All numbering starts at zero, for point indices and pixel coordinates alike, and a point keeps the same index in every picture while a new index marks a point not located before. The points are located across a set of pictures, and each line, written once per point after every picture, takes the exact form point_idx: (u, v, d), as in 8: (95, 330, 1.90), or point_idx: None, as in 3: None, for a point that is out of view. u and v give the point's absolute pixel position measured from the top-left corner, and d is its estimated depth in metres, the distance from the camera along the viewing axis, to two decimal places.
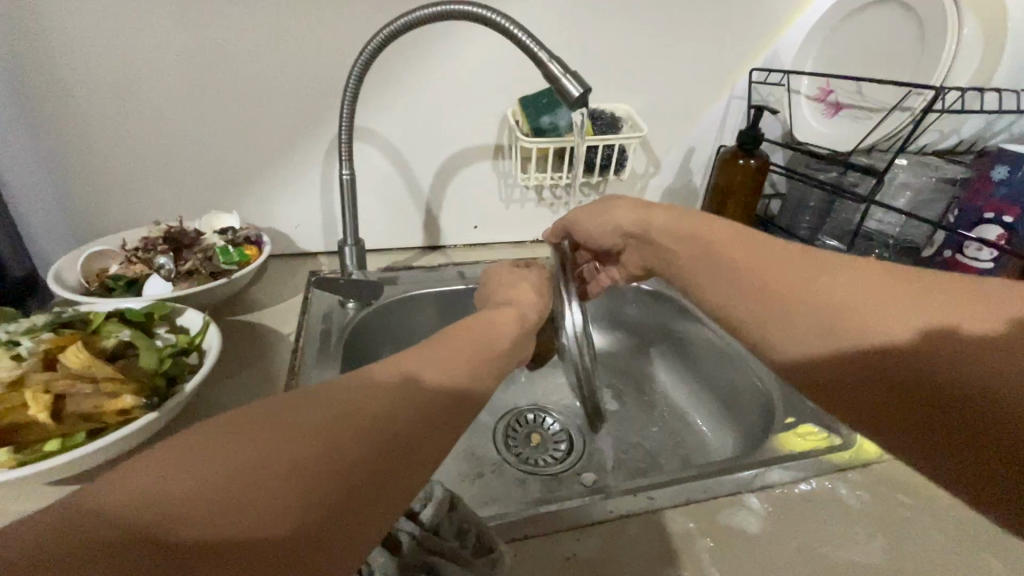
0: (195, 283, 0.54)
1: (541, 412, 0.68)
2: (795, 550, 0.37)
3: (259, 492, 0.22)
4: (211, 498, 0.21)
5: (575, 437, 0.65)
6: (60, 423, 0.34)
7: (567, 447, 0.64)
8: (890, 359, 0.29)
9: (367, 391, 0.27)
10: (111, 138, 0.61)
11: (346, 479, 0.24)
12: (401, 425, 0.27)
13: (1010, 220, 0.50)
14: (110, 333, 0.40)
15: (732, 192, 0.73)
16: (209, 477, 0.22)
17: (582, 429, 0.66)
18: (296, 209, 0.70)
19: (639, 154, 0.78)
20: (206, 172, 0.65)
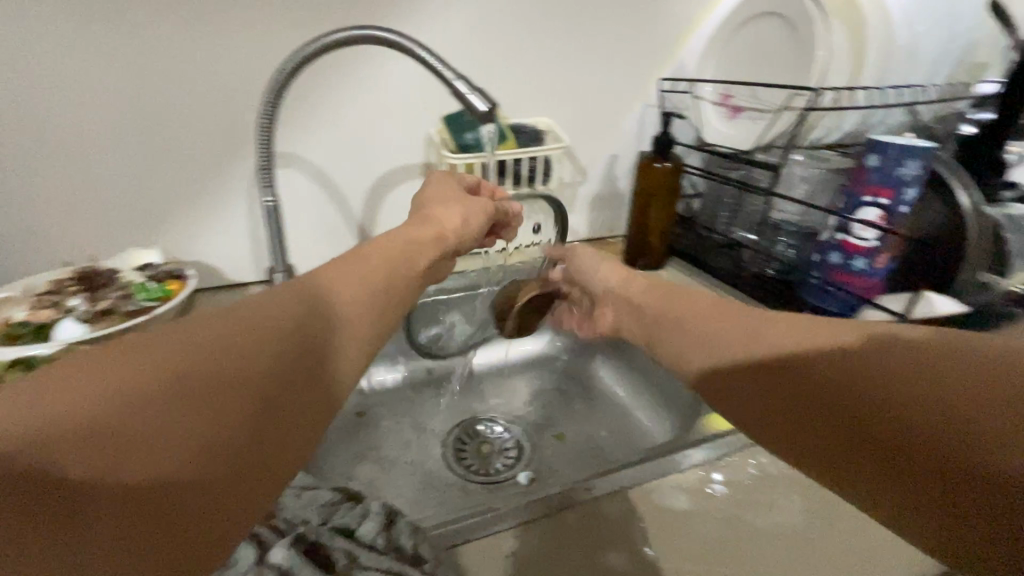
0: (111, 322, 0.51)
1: (490, 421, 0.69)
2: (722, 521, 0.40)
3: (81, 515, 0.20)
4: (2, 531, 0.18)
5: (523, 442, 0.67)
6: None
7: (515, 453, 0.65)
8: (852, 393, 0.27)
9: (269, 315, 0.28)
10: (10, 177, 0.57)
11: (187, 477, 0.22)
12: (282, 377, 0.27)
13: (886, 201, 0.56)
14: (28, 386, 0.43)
15: (654, 194, 0.78)
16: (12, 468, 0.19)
17: (529, 433, 0.68)
18: (225, 240, 0.68)
19: (566, 165, 0.81)
20: (124, 207, 0.63)
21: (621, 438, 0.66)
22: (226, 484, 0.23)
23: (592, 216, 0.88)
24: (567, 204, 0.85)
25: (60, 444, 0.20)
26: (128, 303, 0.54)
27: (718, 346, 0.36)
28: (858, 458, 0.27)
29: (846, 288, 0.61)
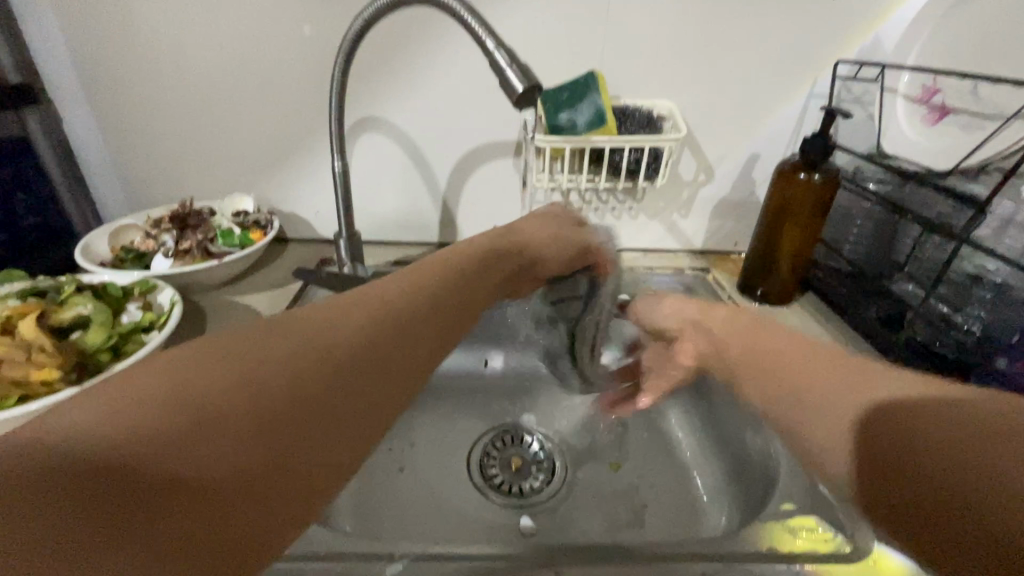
0: (190, 262, 0.57)
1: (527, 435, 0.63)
2: None
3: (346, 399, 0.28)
4: (216, 465, 0.22)
5: (557, 465, 0.59)
6: (60, 311, 0.42)
7: (546, 477, 0.58)
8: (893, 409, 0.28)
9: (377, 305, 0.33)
10: (168, 143, 0.69)
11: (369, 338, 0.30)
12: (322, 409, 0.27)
13: None
14: (73, 305, 0.43)
15: (789, 211, 0.61)
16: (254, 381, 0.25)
17: (565, 457, 0.60)
18: (315, 195, 0.72)
19: (687, 157, 0.69)
20: (239, 157, 0.70)
21: (670, 508, 0.53)
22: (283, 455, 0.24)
23: (712, 223, 0.74)
24: (683, 207, 0.73)
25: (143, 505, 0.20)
26: (211, 246, 0.59)
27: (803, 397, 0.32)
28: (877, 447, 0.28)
29: None
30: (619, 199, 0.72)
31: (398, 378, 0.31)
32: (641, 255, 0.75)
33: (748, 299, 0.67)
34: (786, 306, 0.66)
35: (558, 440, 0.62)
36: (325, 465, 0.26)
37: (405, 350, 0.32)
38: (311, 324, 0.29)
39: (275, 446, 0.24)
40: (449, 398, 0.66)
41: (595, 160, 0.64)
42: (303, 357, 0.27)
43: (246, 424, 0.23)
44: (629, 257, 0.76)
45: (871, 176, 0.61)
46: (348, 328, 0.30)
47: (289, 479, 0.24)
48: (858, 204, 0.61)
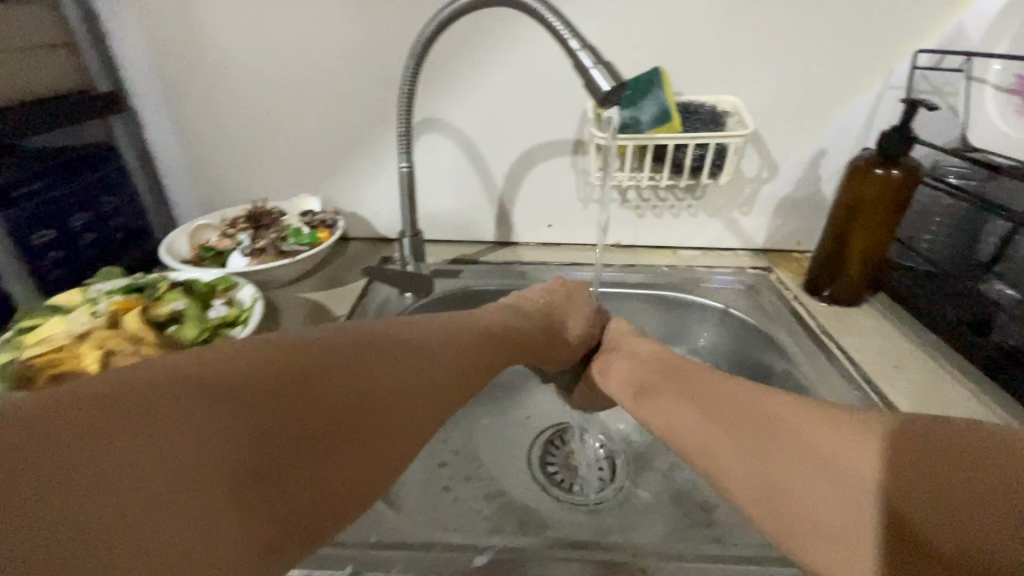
0: (264, 260, 0.60)
1: (588, 434, 0.63)
2: None
3: (337, 448, 0.31)
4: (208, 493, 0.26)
5: (618, 465, 0.59)
6: (158, 307, 0.45)
7: (607, 476, 0.57)
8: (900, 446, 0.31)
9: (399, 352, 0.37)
10: (239, 146, 0.72)
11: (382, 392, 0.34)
12: (319, 454, 0.31)
13: None
14: (168, 301, 0.45)
15: (862, 209, 0.59)
16: (265, 413, 0.29)
17: (626, 458, 0.59)
18: (376, 195, 0.74)
19: (751, 154, 0.67)
20: (304, 159, 0.72)
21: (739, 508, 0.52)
22: (266, 493, 0.28)
23: (774, 221, 0.72)
24: (744, 204, 0.71)
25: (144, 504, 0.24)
26: (283, 244, 0.61)
27: (812, 436, 0.34)
28: (909, 498, 0.29)
29: None
30: (678, 197, 0.70)
31: (392, 432, 0.34)
32: (699, 254, 0.74)
33: (816, 300, 0.65)
34: (857, 307, 0.63)
35: (617, 440, 0.62)
36: (302, 511, 0.29)
37: (390, 411, 0.34)
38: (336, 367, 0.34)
39: (266, 488, 0.28)
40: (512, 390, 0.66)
41: (657, 157, 0.64)
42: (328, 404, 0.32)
43: (243, 453, 0.28)
44: (688, 255, 0.74)
45: (956, 170, 0.57)
46: (363, 372, 0.34)
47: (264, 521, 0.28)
48: (938, 201, 0.59)
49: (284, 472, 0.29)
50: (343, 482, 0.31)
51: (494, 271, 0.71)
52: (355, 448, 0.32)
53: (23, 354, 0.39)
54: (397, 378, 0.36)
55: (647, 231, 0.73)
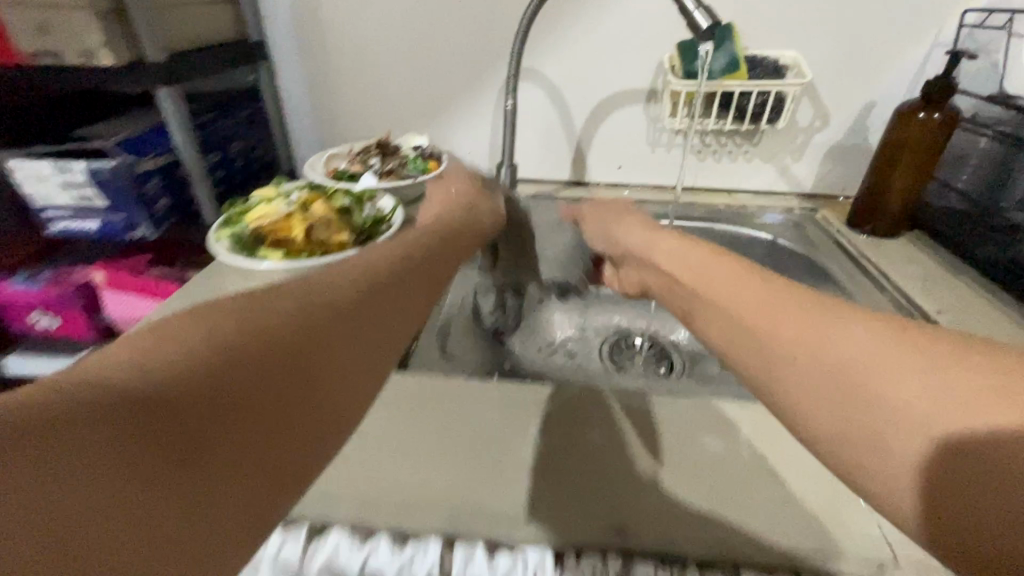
0: (392, 180, 0.73)
1: (647, 338, 0.75)
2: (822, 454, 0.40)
3: (298, 386, 0.24)
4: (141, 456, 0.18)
5: (674, 361, 0.71)
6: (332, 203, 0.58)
7: (665, 367, 0.70)
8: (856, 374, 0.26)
9: (355, 270, 0.30)
10: (357, 90, 0.85)
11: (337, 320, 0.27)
12: (284, 397, 0.23)
13: None
14: (337, 198, 0.59)
15: (904, 150, 0.67)
16: (202, 352, 0.22)
17: (681, 357, 0.71)
18: (470, 136, 0.86)
19: (806, 104, 0.76)
20: (411, 103, 0.85)
21: None
22: (226, 452, 0.21)
23: (822, 167, 0.81)
24: (796, 151, 0.80)
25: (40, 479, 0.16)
26: (403, 169, 0.74)
27: (891, 384, 0.25)
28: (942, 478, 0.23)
29: None
30: (736, 143, 0.80)
31: (369, 365, 0.28)
32: (752, 196, 0.83)
33: (858, 233, 0.74)
34: (894, 238, 0.72)
35: (674, 346, 0.74)
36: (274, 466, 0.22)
37: (365, 336, 0.28)
38: (252, 310, 0.25)
39: (222, 440, 0.21)
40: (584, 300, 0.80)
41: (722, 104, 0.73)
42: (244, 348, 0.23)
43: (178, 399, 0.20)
44: (742, 196, 0.84)
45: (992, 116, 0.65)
46: (293, 298, 0.26)
47: (229, 486, 0.20)
48: (975, 144, 0.66)
49: (242, 418, 0.21)
50: (315, 425, 0.24)
51: (570, 203, 0.82)
52: (309, 396, 0.24)
53: (248, 226, 0.54)
54: (355, 301, 0.28)
55: (706, 173, 0.83)
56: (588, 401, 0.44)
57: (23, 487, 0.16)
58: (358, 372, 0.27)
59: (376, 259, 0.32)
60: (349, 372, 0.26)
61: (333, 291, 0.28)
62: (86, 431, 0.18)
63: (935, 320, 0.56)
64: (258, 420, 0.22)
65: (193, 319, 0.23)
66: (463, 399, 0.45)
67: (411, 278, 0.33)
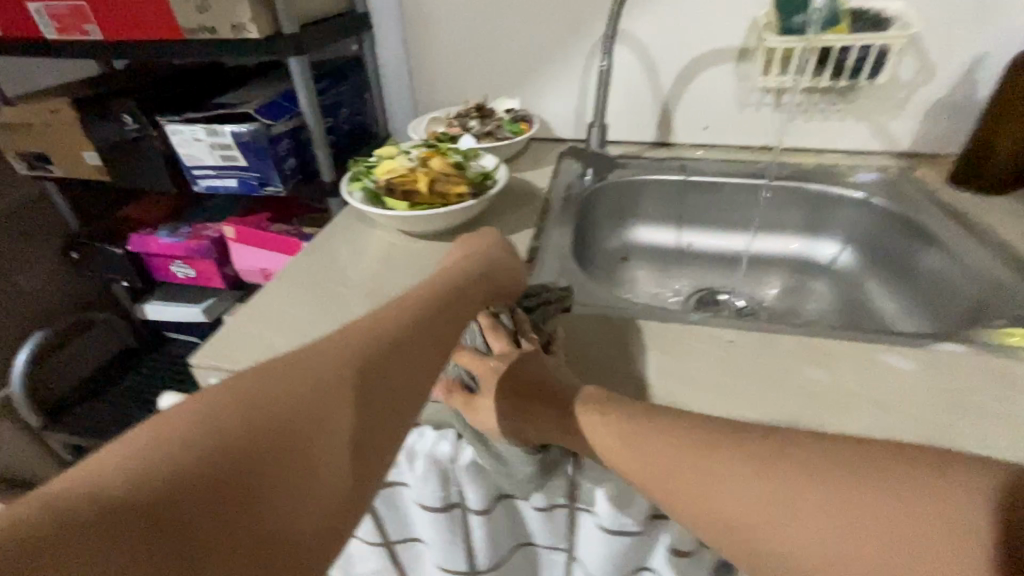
0: (491, 141, 0.77)
1: (732, 294, 0.78)
2: (931, 390, 0.41)
3: (342, 437, 0.31)
4: (240, 498, 0.27)
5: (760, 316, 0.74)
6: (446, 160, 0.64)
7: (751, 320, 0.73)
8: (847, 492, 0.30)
9: (387, 320, 0.38)
10: (452, 57, 0.89)
11: (365, 377, 0.34)
12: (333, 439, 0.31)
13: None
14: (450, 156, 0.65)
15: (1019, 103, 0.65)
16: (271, 409, 0.30)
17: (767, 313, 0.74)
18: (558, 100, 0.89)
19: (910, 58, 0.74)
20: (502, 69, 0.88)
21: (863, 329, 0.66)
22: (301, 489, 0.29)
23: (924, 124, 0.78)
24: (896, 107, 0.78)
25: (180, 511, 0.25)
26: (500, 130, 0.79)
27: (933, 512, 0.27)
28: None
29: None
30: (831, 100, 0.79)
31: (407, 403, 0.35)
32: (845, 155, 0.82)
33: (962, 189, 0.72)
34: (1002, 195, 0.70)
35: (758, 303, 0.77)
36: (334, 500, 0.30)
37: (401, 380, 0.35)
38: (303, 368, 0.33)
39: (294, 485, 0.28)
40: (667, 260, 0.83)
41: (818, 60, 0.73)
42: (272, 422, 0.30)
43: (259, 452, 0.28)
44: (833, 156, 0.83)
45: None
46: (337, 357, 0.34)
47: (303, 522, 0.28)
48: None
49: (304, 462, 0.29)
50: (364, 464, 0.32)
51: (656, 163, 0.84)
52: (357, 445, 0.32)
53: (378, 180, 0.61)
54: (385, 353, 0.36)
55: (796, 132, 0.83)
56: (694, 336, 0.48)
57: (170, 504, 0.25)
58: (396, 412, 0.34)
59: (403, 312, 0.39)
60: (386, 418, 0.34)
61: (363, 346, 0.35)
62: (203, 481, 0.26)
63: None
64: (320, 461, 0.30)
65: (258, 379, 0.31)
66: (575, 332, 0.50)
67: (440, 315, 0.41)
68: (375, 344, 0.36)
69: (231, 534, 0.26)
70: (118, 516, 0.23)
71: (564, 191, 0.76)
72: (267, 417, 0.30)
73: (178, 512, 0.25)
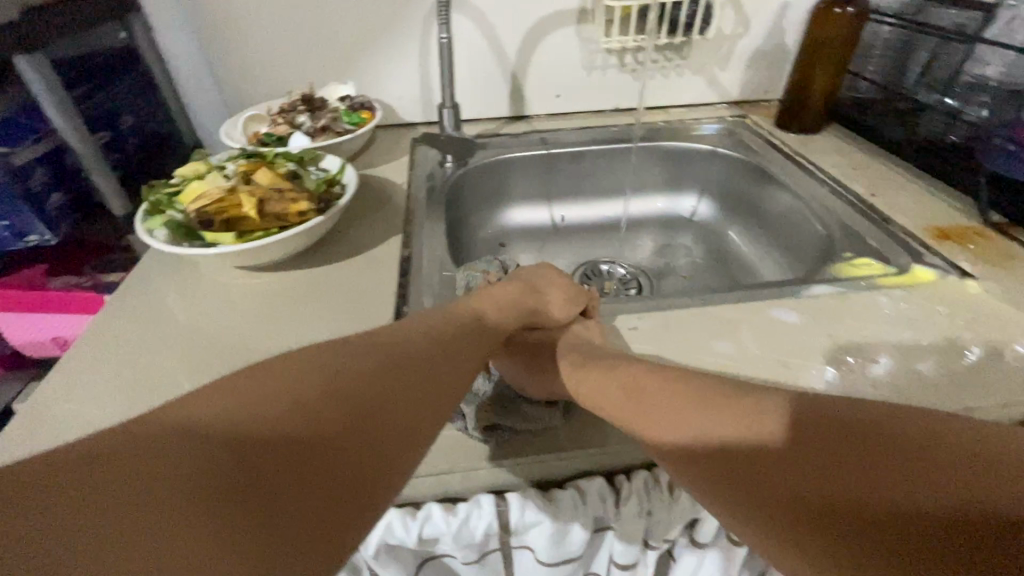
0: (327, 137, 0.65)
1: (613, 263, 0.77)
2: (818, 339, 0.43)
3: (344, 440, 0.29)
4: (236, 490, 0.25)
5: (643, 282, 0.74)
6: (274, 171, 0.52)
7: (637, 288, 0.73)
8: (810, 418, 0.29)
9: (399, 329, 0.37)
10: (258, 40, 0.74)
11: (363, 377, 0.32)
12: (342, 441, 0.29)
13: None
14: (279, 164, 0.53)
15: (822, 48, 0.71)
16: (275, 408, 0.29)
17: (649, 277, 0.75)
18: (397, 81, 0.78)
19: (729, 11, 0.77)
20: (324, 49, 0.75)
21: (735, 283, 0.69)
22: (301, 488, 0.26)
23: (748, 74, 0.84)
24: (724, 60, 0.82)
25: (169, 499, 0.23)
26: (336, 124, 0.67)
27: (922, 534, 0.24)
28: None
29: None
30: (668, 57, 0.81)
31: (420, 401, 0.34)
32: (688, 110, 0.85)
33: (787, 131, 0.78)
34: (818, 133, 0.77)
35: (639, 268, 0.77)
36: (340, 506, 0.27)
37: (417, 384, 0.34)
38: (324, 368, 0.32)
39: (297, 478, 0.27)
40: (546, 240, 0.80)
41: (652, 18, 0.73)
42: (292, 423, 0.28)
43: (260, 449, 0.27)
44: (678, 112, 0.86)
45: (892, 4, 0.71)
46: (353, 358, 0.34)
47: (307, 518, 0.26)
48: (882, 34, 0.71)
49: (307, 467, 0.27)
50: (374, 467, 0.29)
51: (517, 140, 0.79)
52: (367, 445, 0.30)
53: (185, 210, 0.47)
54: (400, 356, 0.35)
55: (642, 91, 0.84)
56: (597, 331, 0.45)
57: (151, 489, 0.23)
58: (411, 413, 0.33)
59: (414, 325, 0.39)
60: (399, 424, 0.32)
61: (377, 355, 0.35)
62: (198, 471, 0.25)
63: (872, 202, 0.61)
64: (324, 464, 0.28)
65: (291, 368, 0.32)
66: None
67: (456, 329, 0.40)
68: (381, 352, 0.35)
69: (228, 529, 0.23)
70: (104, 497, 0.22)
71: (426, 184, 0.68)
72: (270, 413, 0.28)
73: (175, 498, 0.23)
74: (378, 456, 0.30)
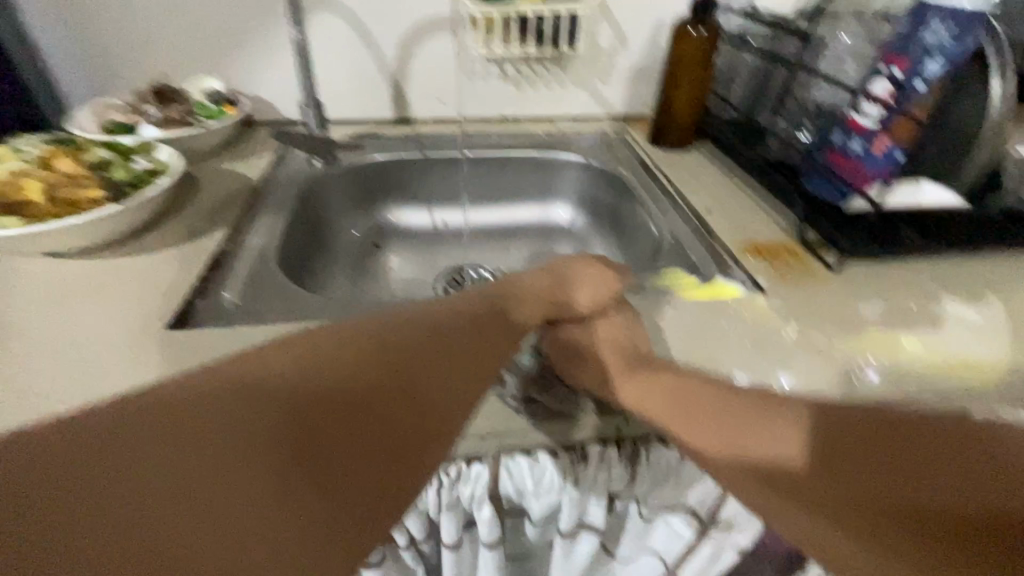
0: (176, 128, 0.65)
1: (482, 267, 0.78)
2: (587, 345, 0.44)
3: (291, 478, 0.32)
4: (179, 534, 0.28)
5: None
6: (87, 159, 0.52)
7: None
8: (821, 417, 0.35)
9: (351, 345, 0.36)
10: (124, 28, 0.73)
11: (321, 416, 0.33)
12: (296, 482, 0.32)
13: (898, 72, 0.54)
14: (94, 153, 0.53)
15: (683, 66, 0.73)
16: (219, 450, 0.30)
17: None
18: (273, 78, 0.78)
19: (603, 27, 0.79)
20: (195, 42, 0.75)
21: None
22: (246, 527, 0.30)
23: (628, 90, 0.86)
24: (603, 74, 0.84)
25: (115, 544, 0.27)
26: (189, 116, 0.67)
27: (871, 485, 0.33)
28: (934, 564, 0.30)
29: (843, 172, 0.57)
30: (547, 69, 0.82)
31: (377, 440, 0.35)
32: (572, 122, 0.87)
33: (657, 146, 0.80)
34: (686, 149, 0.79)
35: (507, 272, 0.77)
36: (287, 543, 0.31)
37: (379, 425, 0.35)
38: (273, 399, 0.32)
39: (240, 519, 0.30)
40: (419, 241, 0.80)
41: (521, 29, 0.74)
42: (241, 469, 0.30)
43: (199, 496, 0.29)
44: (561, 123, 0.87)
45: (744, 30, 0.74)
46: (294, 389, 0.33)
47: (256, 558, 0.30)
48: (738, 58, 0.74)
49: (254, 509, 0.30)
50: (316, 505, 0.32)
51: (393, 142, 0.80)
52: (320, 488, 0.32)
53: None
54: (350, 386, 0.35)
55: (525, 102, 0.85)
56: None
57: (84, 528, 0.26)
58: (367, 455, 0.34)
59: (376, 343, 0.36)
60: (343, 462, 0.33)
61: (339, 380, 0.34)
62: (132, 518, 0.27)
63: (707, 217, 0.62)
64: (277, 509, 0.31)
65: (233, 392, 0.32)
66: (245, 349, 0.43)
67: (428, 344, 0.38)
68: (333, 379, 0.34)
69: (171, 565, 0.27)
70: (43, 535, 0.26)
71: (282, 181, 0.68)
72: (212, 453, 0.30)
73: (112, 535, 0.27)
74: (324, 498, 0.32)
